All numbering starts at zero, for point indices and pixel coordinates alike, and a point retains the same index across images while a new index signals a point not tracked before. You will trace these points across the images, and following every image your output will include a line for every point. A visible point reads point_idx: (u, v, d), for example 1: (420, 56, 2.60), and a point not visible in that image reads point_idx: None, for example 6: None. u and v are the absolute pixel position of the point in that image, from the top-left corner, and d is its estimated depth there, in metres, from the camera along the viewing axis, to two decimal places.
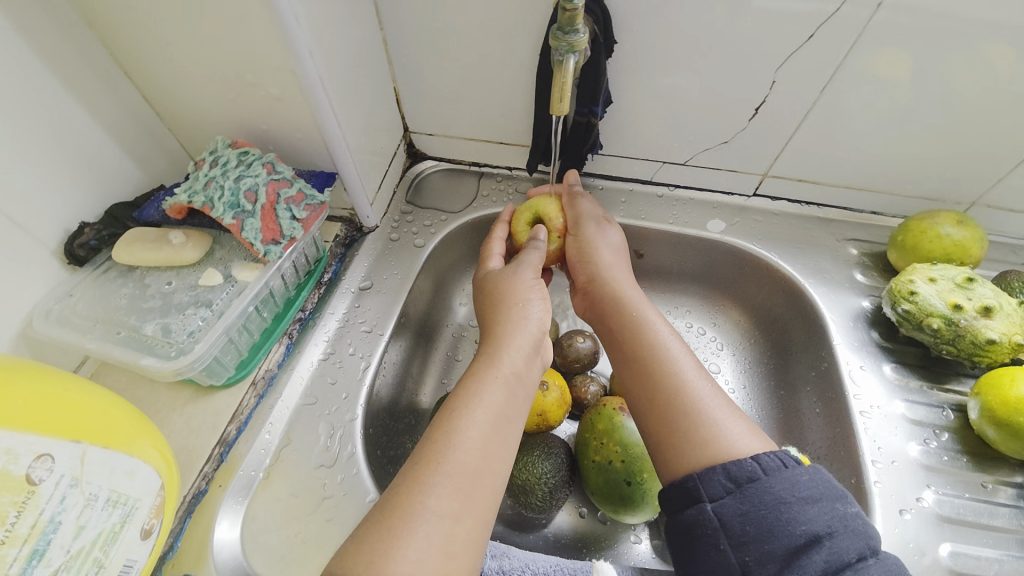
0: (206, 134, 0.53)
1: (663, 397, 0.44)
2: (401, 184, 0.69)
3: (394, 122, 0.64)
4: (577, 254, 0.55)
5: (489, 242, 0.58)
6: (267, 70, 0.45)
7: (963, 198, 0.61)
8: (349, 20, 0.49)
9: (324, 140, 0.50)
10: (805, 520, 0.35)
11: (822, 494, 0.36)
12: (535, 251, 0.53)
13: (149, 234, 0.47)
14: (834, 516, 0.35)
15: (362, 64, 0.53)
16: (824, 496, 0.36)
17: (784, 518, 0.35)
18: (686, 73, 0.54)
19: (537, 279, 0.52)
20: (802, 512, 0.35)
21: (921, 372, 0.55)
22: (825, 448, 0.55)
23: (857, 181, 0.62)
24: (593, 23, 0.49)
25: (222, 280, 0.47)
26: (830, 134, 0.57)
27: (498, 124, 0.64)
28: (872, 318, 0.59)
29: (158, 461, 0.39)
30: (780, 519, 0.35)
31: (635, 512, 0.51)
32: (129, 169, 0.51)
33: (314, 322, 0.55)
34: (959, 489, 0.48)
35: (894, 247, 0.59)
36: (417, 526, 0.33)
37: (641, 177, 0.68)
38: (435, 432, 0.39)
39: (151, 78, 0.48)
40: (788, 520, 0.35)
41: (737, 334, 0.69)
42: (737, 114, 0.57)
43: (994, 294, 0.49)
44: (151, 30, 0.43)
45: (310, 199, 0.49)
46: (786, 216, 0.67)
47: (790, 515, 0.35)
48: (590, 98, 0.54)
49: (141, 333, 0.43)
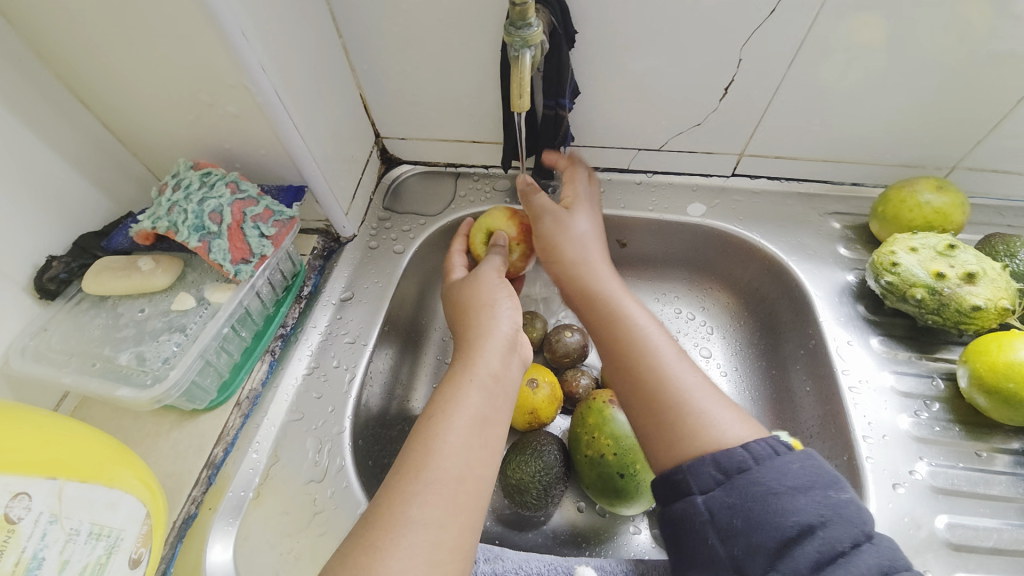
0: (171, 157, 0.53)
1: (648, 389, 0.43)
2: (377, 191, 0.69)
3: (364, 129, 0.64)
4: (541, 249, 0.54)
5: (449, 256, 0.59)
6: (222, 89, 0.44)
7: (942, 163, 0.60)
8: (305, 30, 0.49)
9: (289, 154, 0.50)
10: (795, 510, 0.34)
11: (812, 482, 0.36)
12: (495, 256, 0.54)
13: (117, 262, 0.46)
14: (825, 504, 0.34)
15: (322, 74, 0.53)
16: (815, 484, 0.35)
17: (773, 510, 0.35)
18: (652, 57, 0.53)
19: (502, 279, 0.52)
20: (791, 502, 0.35)
21: (910, 343, 0.55)
22: (817, 426, 0.55)
23: (835, 154, 0.62)
24: (550, 15, 0.48)
25: (195, 304, 0.47)
26: (803, 108, 0.56)
27: (468, 123, 0.63)
28: (857, 291, 0.58)
29: (140, 489, 0.40)
30: (768, 510, 0.35)
31: (630, 504, 0.51)
32: (96, 198, 0.50)
33: (296, 337, 0.55)
34: (953, 459, 0.48)
35: (876, 219, 0.59)
36: (400, 537, 0.33)
37: (618, 166, 0.67)
38: (416, 441, 0.39)
39: (109, 106, 0.48)
40: (777, 512, 0.35)
41: (726, 317, 0.69)
42: (708, 94, 0.56)
43: (976, 259, 0.49)
44: (102, 57, 0.43)
45: (278, 214, 0.49)
46: (767, 195, 0.66)
47: (780, 506, 0.35)
48: (556, 90, 0.53)
49: (116, 363, 0.43)
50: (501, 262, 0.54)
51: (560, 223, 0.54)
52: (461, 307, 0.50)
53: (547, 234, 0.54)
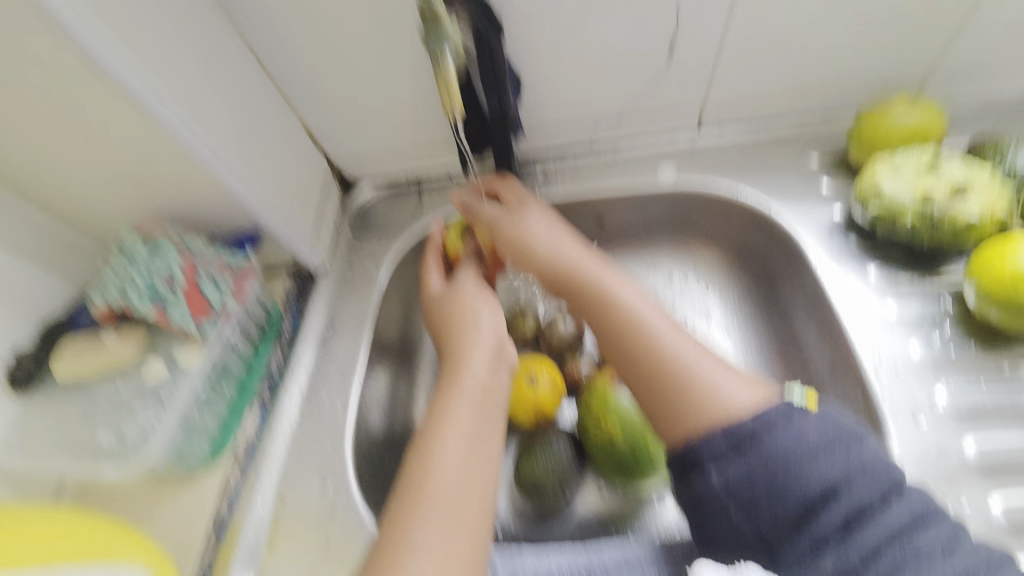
0: (121, 224, 0.52)
1: (646, 359, 0.41)
2: (342, 215, 0.67)
3: (313, 156, 0.62)
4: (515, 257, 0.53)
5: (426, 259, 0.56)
6: (149, 148, 0.43)
7: (914, 74, 0.56)
8: (224, 67, 0.47)
9: (232, 201, 0.48)
10: (819, 472, 0.33)
11: (832, 440, 0.34)
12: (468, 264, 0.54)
13: (81, 343, 0.46)
14: (850, 462, 0.33)
15: (255, 109, 0.51)
16: (835, 441, 0.34)
17: (797, 476, 0.33)
18: (585, 22, 0.51)
19: (482, 287, 0.51)
20: (815, 464, 0.33)
21: (911, 265, 0.51)
22: (827, 368, 0.53)
23: (800, 86, 0.58)
24: (467, 10, 0.47)
25: (164, 370, 0.47)
26: (755, 42, 0.53)
27: (418, 130, 0.61)
28: (848, 225, 0.55)
29: (143, 565, 0.38)
30: (791, 476, 0.33)
31: (644, 479, 0.51)
32: (54, 281, 0.49)
33: (284, 385, 0.53)
34: (974, 378, 0.46)
35: (852, 143, 0.55)
36: (409, 570, 0.32)
37: (579, 143, 0.65)
38: (410, 469, 0.37)
39: (45, 186, 0.47)
40: (801, 476, 0.33)
41: (721, 273, 0.65)
42: (653, 48, 0.53)
43: (963, 168, 0.46)
44: (23, 138, 0.42)
45: (232, 264, 0.49)
46: (739, 141, 0.63)
47: (803, 470, 0.33)
48: (495, 85, 0.52)
49: (98, 444, 0.44)
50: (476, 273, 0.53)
51: (516, 226, 0.52)
52: (441, 322, 0.49)
53: (503, 238, 0.53)
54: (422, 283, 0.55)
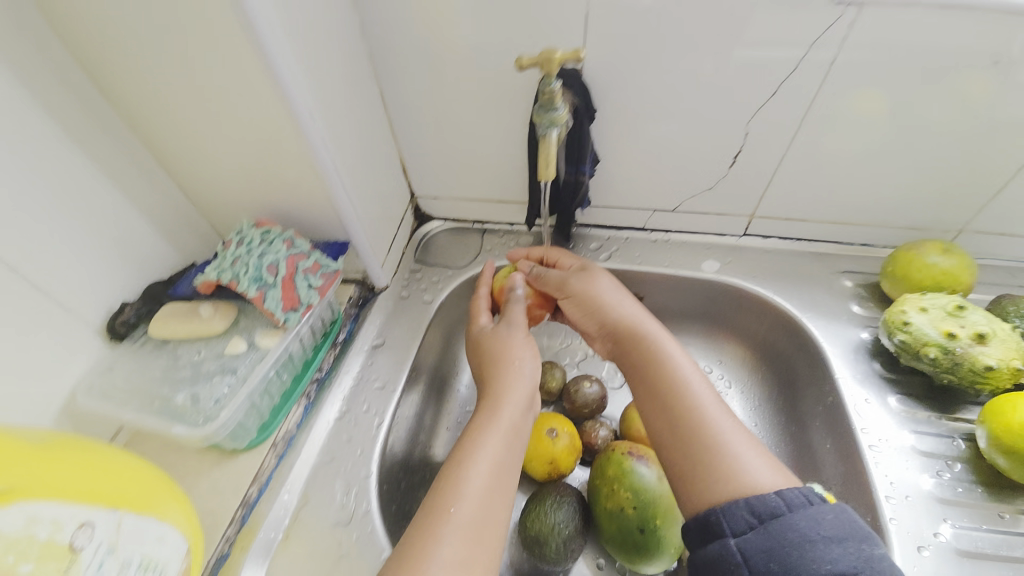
0: (231, 214, 0.59)
1: (685, 423, 0.45)
2: (410, 244, 0.74)
3: (401, 189, 0.70)
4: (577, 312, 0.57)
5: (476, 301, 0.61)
6: (286, 160, 0.51)
7: (950, 226, 0.63)
8: (358, 108, 0.56)
9: (337, 215, 0.56)
10: (831, 559, 0.34)
11: (848, 534, 0.36)
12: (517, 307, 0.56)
13: (181, 307, 0.52)
14: (861, 557, 0.34)
15: (371, 144, 0.59)
16: (851, 536, 0.36)
17: (809, 557, 0.35)
18: (665, 129, 0.59)
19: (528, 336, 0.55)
20: (828, 550, 0.35)
21: (929, 402, 0.55)
22: (839, 483, 0.54)
23: (842, 217, 0.65)
24: (574, 96, 0.54)
25: (245, 348, 0.51)
26: (808, 173, 0.61)
27: (497, 185, 0.69)
28: (873, 349, 0.60)
29: (184, 524, 0.42)
30: (805, 557, 0.35)
31: (650, 561, 0.51)
32: (164, 250, 0.56)
33: (331, 382, 0.58)
34: (977, 521, 0.47)
35: (887, 278, 0.61)
36: (430, 575, 0.35)
37: (634, 225, 0.72)
38: (443, 483, 0.41)
39: (185, 170, 0.55)
40: (813, 558, 0.35)
41: (744, 370, 0.70)
42: (718, 161, 0.61)
43: (987, 320, 0.50)
44: (187, 131, 0.50)
45: (325, 267, 0.55)
46: (779, 253, 0.69)
47: (816, 553, 0.35)
48: (577, 159, 0.59)
49: (173, 402, 0.47)
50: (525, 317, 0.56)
51: (592, 274, 0.58)
52: (484, 356, 0.53)
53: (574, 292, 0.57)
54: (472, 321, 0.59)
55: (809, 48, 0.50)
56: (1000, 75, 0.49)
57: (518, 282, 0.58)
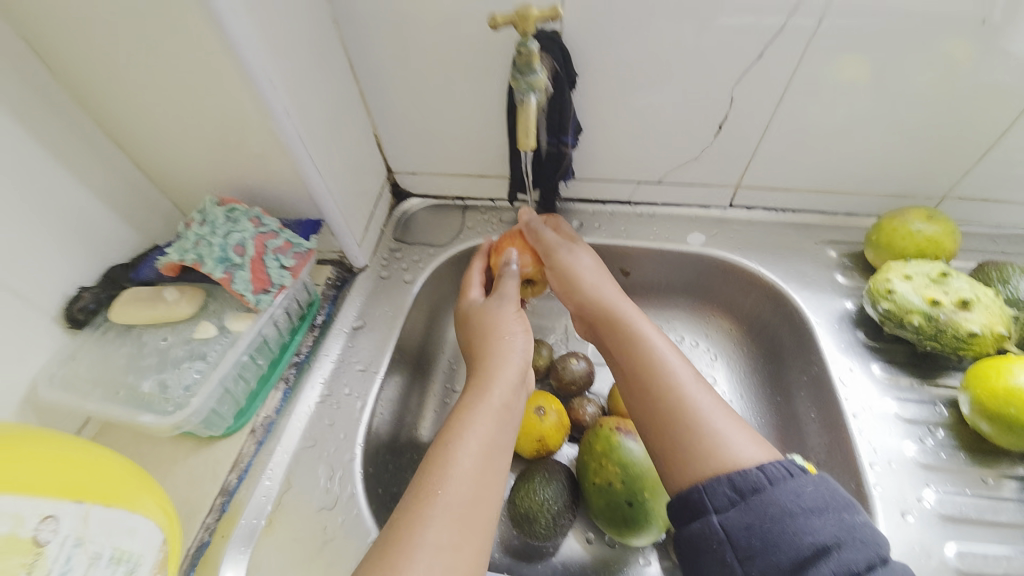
0: (196, 194, 0.56)
1: (664, 403, 0.44)
2: (389, 223, 0.71)
3: (377, 165, 0.67)
4: (559, 284, 0.56)
5: (467, 273, 0.59)
6: (249, 132, 0.47)
7: (932, 194, 0.63)
8: (325, 76, 0.52)
9: (309, 192, 0.53)
10: (812, 531, 0.35)
11: (827, 505, 0.36)
12: (510, 281, 0.55)
13: (143, 292, 0.49)
14: (840, 526, 0.35)
15: (342, 116, 0.56)
16: (830, 506, 0.36)
17: (790, 530, 0.35)
18: (649, 96, 0.57)
19: (520, 311, 0.53)
20: (808, 523, 0.35)
21: (912, 369, 0.55)
22: (824, 453, 0.55)
23: (828, 186, 0.64)
24: (553, 61, 0.51)
25: (216, 332, 0.49)
26: (794, 141, 0.59)
27: (477, 159, 0.67)
28: (856, 318, 0.60)
29: (158, 516, 0.40)
30: (786, 531, 0.35)
31: (640, 533, 0.51)
32: (125, 233, 0.53)
33: (310, 365, 0.56)
34: (960, 486, 0.48)
35: (871, 247, 0.60)
36: (417, 557, 0.34)
37: (620, 198, 0.70)
38: (431, 465, 0.40)
39: (142, 147, 0.51)
40: (794, 532, 0.35)
41: (730, 343, 0.70)
42: (704, 130, 0.59)
43: (970, 286, 0.50)
44: (138, 103, 0.46)
45: (297, 246, 0.52)
46: (765, 225, 0.68)
47: (797, 526, 0.35)
48: (559, 129, 0.57)
49: (139, 390, 0.45)
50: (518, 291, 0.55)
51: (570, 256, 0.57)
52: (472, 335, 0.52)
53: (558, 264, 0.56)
54: (462, 295, 0.57)
55: (796, 10, 0.48)
56: (984, 42, 0.48)
57: (513, 257, 0.57)
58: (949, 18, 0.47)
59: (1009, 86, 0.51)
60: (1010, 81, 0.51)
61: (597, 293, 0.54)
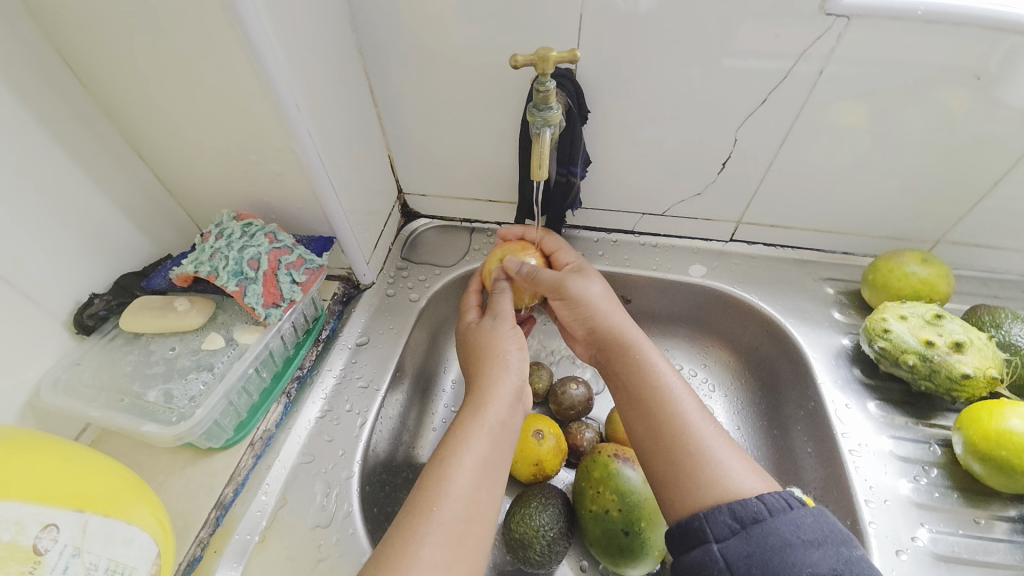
0: (211, 206, 0.57)
1: (667, 431, 0.45)
2: (397, 242, 0.73)
3: (389, 186, 0.69)
4: (569, 313, 0.55)
5: (465, 298, 0.60)
6: (270, 150, 0.49)
7: (927, 237, 0.65)
8: (347, 100, 0.54)
9: (323, 210, 0.54)
10: (810, 562, 0.34)
11: (826, 537, 0.36)
12: (502, 297, 0.55)
13: (155, 302, 0.50)
14: (840, 560, 0.35)
15: (359, 138, 0.58)
16: (829, 539, 0.36)
17: (789, 561, 0.35)
18: (656, 132, 0.59)
19: (515, 328, 0.53)
20: (807, 555, 0.35)
21: (907, 408, 0.56)
22: (820, 488, 0.55)
23: (825, 225, 0.66)
24: (567, 97, 0.54)
25: (224, 343, 0.49)
26: (793, 181, 0.62)
27: (486, 184, 0.69)
28: (853, 355, 0.61)
29: (154, 527, 0.40)
30: (785, 561, 0.35)
31: (635, 564, 0.51)
32: (139, 241, 0.54)
33: (312, 379, 0.57)
34: (954, 526, 0.49)
35: (867, 286, 0.62)
36: (410, 574, 0.34)
37: (623, 228, 0.72)
38: (427, 479, 0.40)
39: (164, 161, 0.53)
40: (793, 563, 0.35)
41: (728, 374, 0.70)
42: (707, 166, 0.62)
43: (963, 329, 0.52)
44: (164, 117, 0.48)
45: (309, 262, 0.53)
46: (764, 259, 0.70)
47: (796, 557, 0.35)
48: (568, 159, 0.58)
49: (144, 399, 0.45)
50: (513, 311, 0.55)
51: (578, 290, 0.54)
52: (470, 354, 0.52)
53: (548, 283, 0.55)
54: (461, 317, 0.58)
55: (798, 59, 0.50)
56: (978, 93, 0.51)
57: (505, 270, 0.57)
58: (946, 68, 0.49)
59: (998, 138, 0.54)
60: (1002, 132, 0.53)
61: (608, 323, 0.53)
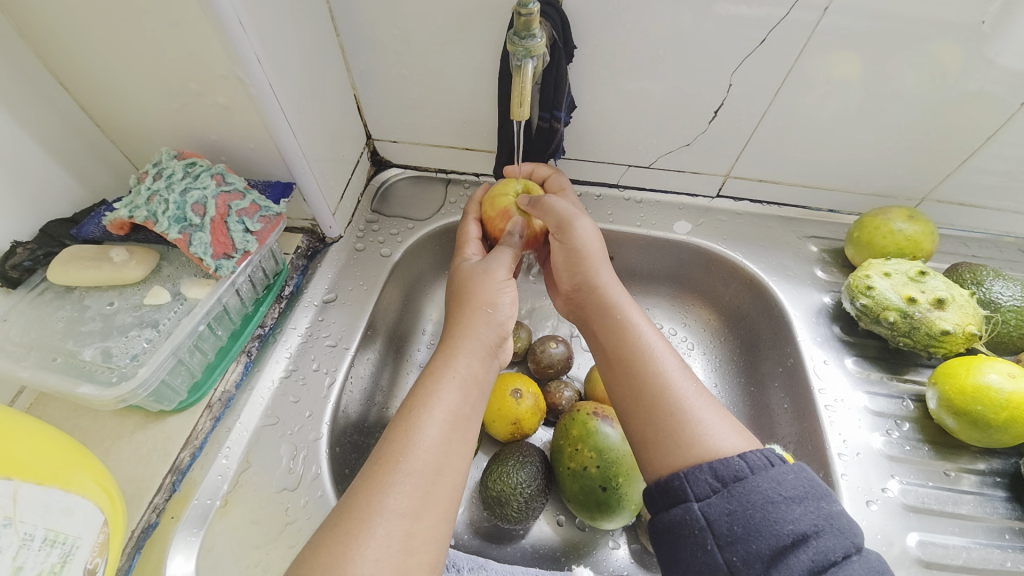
0: (153, 146, 0.51)
1: (646, 392, 0.42)
2: (366, 193, 0.68)
3: (356, 130, 0.63)
4: (562, 258, 0.51)
5: (465, 227, 0.57)
6: (213, 80, 0.43)
7: (914, 195, 0.63)
8: (300, 25, 0.47)
9: (279, 151, 0.49)
10: (792, 519, 0.33)
11: (808, 492, 0.35)
12: (506, 251, 0.50)
13: (87, 251, 0.45)
14: (820, 514, 0.33)
15: (317, 72, 0.52)
16: (810, 494, 0.34)
17: (771, 518, 0.34)
18: (646, 77, 0.54)
19: (509, 279, 0.49)
20: (789, 511, 0.34)
21: (882, 364, 0.57)
22: (793, 442, 0.56)
23: (813, 182, 0.64)
24: (552, 28, 0.48)
25: (170, 298, 0.45)
26: (785, 135, 0.58)
27: (462, 130, 0.63)
28: (833, 313, 0.60)
29: (99, 495, 0.37)
30: (767, 518, 0.34)
31: (612, 518, 0.51)
32: (68, 185, 0.48)
33: (275, 338, 0.53)
34: (923, 478, 0.50)
35: (852, 244, 0.61)
36: (377, 524, 0.33)
37: (607, 181, 0.68)
38: (397, 430, 0.38)
39: (91, 92, 0.46)
40: (775, 519, 0.33)
41: (707, 333, 0.70)
42: (697, 117, 0.58)
43: (946, 286, 0.51)
44: (85, 36, 0.41)
45: (265, 210, 0.48)
46: (749, 216, 0.68)
47: (778, 514, 0.34)
48: (551, 103, 0.53)
49: (79, 358, 0.41)
50: (512, 261, 0.50)
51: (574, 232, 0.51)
52: (454, 297, 0.48)
53: (560, 237, 0.51)
54: (459, 251, 0.55)
55: (792, 8, 0.46)
56: (971, 48, 0.47)
57: (518, 224, 0.52)
58: (941, 22, 0.46)
59: (998, 95, 0.51)
60: (996, 91, 0.50)
61: (591, 278, 0.49)
